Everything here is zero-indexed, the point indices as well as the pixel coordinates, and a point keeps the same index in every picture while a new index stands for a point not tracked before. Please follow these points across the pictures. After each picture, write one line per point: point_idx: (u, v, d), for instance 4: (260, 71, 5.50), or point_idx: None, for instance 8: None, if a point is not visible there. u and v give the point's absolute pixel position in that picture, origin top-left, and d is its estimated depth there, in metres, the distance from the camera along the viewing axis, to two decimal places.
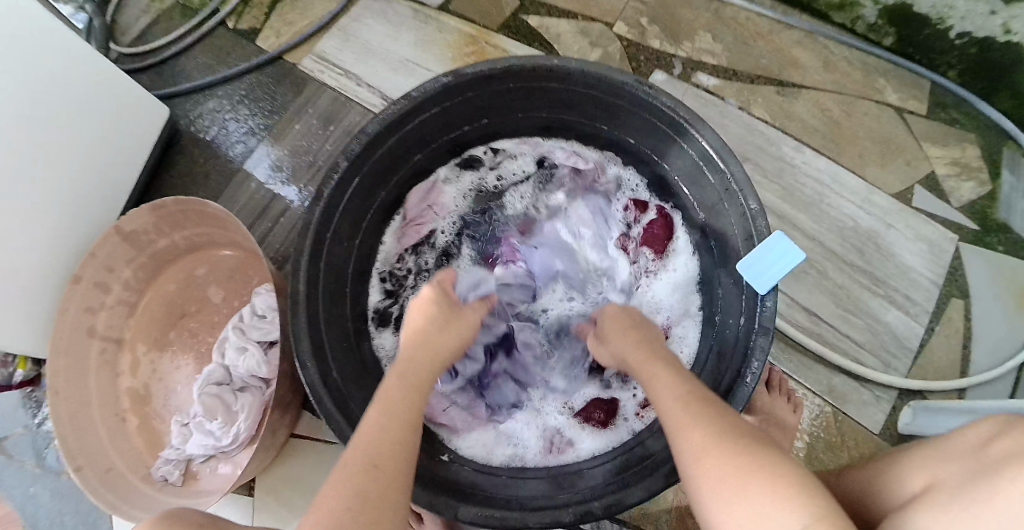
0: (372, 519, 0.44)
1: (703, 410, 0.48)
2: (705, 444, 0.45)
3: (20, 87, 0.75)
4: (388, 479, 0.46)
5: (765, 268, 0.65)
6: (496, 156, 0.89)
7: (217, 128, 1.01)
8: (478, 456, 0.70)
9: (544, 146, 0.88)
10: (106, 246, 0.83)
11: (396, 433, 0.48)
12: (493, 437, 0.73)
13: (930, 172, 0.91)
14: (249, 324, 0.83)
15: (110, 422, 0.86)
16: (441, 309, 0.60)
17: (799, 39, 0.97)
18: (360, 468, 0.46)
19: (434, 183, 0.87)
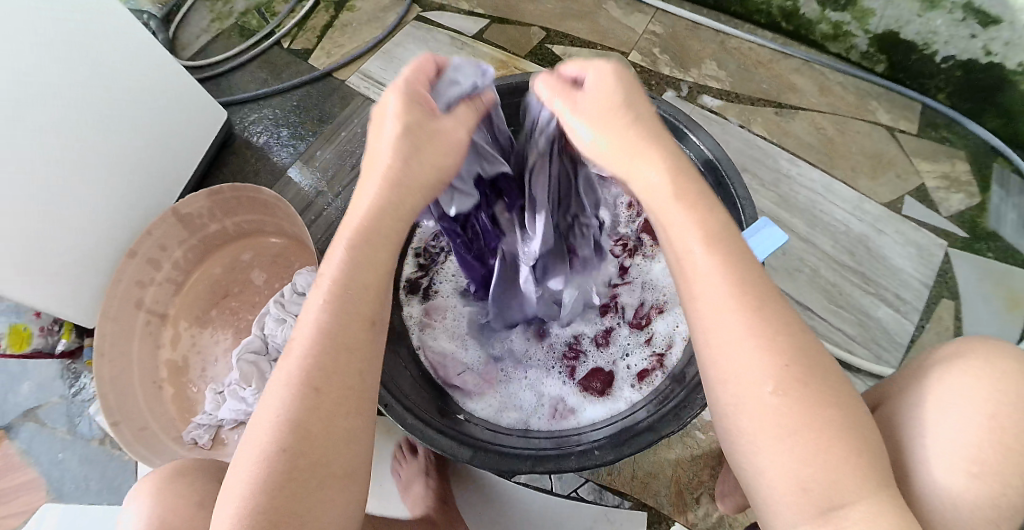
0: (316, 458, 0.43)
1: (785, 343, 0.40)
2: (785, 396, 0.39)
3: (113, 83, 0.86)
4: (333, 413, 0.43)
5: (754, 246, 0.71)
6: None
7: (269, 133, 1.13)
8: (486, 415, 0.76)
9: None
10: (162, 226, 0.93)
11: (348, 359, 0.44)
12: (501, 401, 0.78)
13: (920, 185, 0.98)
14: (289, 299, 0.92)
15: (147, 388, 0.93)
16: (413, 126, 0.47)
17: (798, 66, 1.08)
18: (304, 401, 0.43)
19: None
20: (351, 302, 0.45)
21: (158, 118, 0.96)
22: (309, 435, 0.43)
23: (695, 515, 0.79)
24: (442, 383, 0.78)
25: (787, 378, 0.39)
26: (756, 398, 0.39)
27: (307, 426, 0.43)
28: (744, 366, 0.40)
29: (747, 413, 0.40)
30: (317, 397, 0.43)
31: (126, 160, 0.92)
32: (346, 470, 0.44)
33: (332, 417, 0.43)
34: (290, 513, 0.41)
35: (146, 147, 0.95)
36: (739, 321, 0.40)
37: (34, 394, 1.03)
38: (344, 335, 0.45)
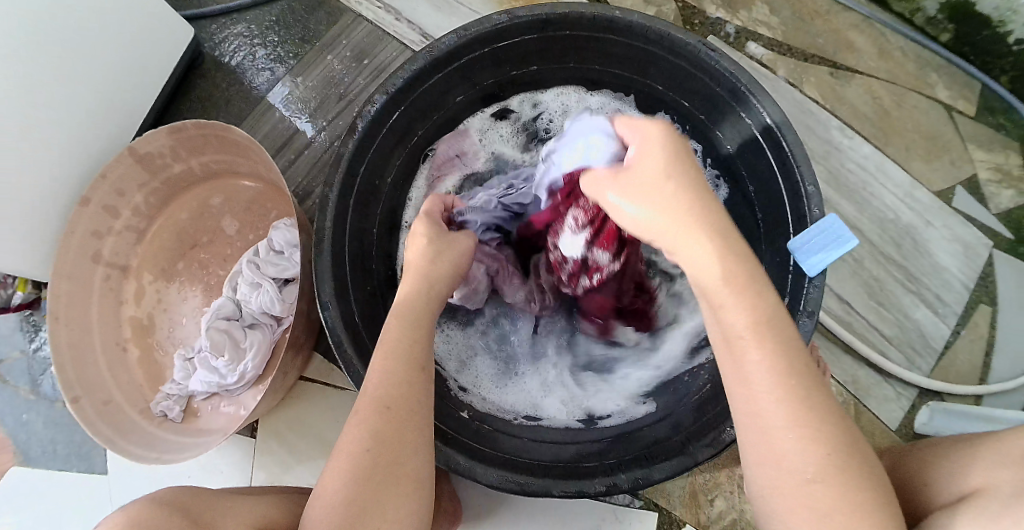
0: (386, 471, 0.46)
1: (802, 389, 0.40)
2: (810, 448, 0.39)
3: None
4: (400, 417, 0.47)
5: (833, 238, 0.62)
6: (533, 108, 0.83)
7: (244, 53, 0.97)
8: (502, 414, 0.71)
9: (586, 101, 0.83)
10: (119, 168, 0.82)
11: (400, 373, 0.48)
12: (520, 406, 0.72)
13: (973, 174, 0.89)
14: (265, 259, 0.79)
15: (110, 351, 0.86)
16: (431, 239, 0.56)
17: (856, 22, 0.93)
18: (372, 409, 0.47)
19: (462, 132, 0.82)
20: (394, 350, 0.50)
21: (95, 41, 0.81)
22: (375, 451, 0.46)
23: (708, 518, 0.76)
24: (451, 389, 0.71)
25: (798, 394, 0.40)
26: (771, 430, 0.40)
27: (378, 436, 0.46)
28: (764, 398, 0.40)
29: (759, 438, 0.41)
30: (378, 422, 0.47)
31: (59, 94, 0.79)
32: (417, 474, 0.47)
33: (398, 435, 0.47)
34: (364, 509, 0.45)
35: (87, 76, 0.82)
36: (756, 358, 0.41)
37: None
38: (394, 374, 0.48)
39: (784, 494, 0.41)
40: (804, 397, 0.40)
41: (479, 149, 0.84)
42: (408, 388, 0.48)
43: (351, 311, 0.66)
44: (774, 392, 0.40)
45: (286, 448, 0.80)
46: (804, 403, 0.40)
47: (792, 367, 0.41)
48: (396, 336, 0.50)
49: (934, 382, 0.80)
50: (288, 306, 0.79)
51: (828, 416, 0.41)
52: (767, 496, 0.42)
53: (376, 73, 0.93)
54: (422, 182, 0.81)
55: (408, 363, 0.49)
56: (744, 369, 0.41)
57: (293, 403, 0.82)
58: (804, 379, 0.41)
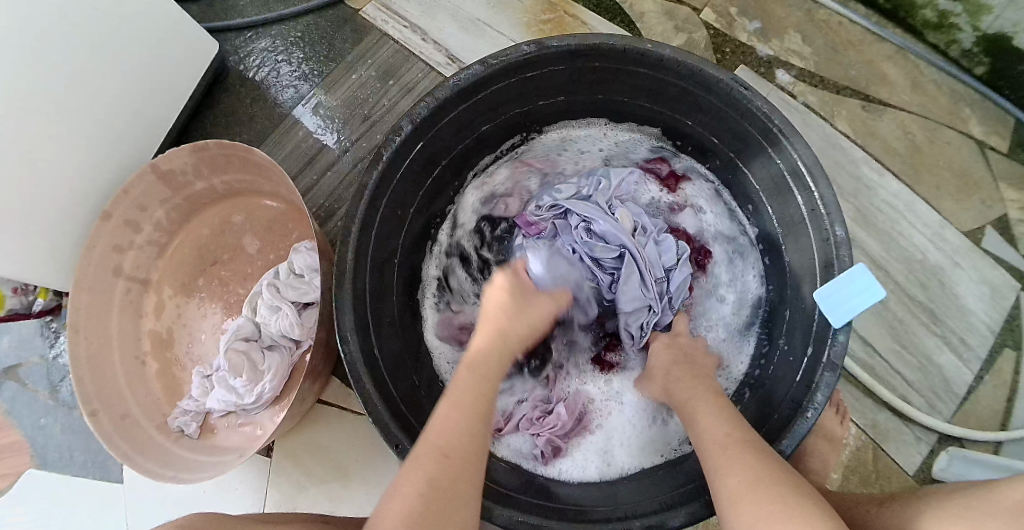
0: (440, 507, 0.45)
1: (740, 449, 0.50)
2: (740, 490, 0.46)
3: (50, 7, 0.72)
4: (456, 472, 0.47)
5: (859, 280, 0.60)
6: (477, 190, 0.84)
7: (269, 69, 0.96)
8: (594, 475, 0.70)
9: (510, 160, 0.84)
10: (141, 184, 0.82)
11: (465, 424, 0.49)
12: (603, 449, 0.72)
13: (1004, 215, 0.87)
14: (285, 282, 0.79)
15: (129, 365, 0.87)
16: (514, 296, 0.60)
17: (891, 53, 0.91)
18: (430, 457, 0.47)
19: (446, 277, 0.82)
20: (470, 395, 0.51)
21: (121, 57, 0.81)
22: (434, 494, 0.45)
23: None
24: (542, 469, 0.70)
25: (740, 435, 0.52)
26: (722, 454, 0.50)
27: (435, 484, 0.46)
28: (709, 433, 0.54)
29: (723, 462, 0.49)
30: (442, 473, 0.46)
31: (82, 110, 0.79)
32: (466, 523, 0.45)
33: (456, 481, 0.46)
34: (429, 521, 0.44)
35: (112, 90, 0.82)
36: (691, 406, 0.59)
37: (14, 351, 0.99)
38: (470, 424, 0.50)
39: (750, 503, 0.45)
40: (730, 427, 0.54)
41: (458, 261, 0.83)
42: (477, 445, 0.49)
43: (369, 344, 0.65)
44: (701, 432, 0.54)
45: (303, 470, 0.81)
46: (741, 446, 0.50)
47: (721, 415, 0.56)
48: (462, 385, 0.52)
49: (955, 428, 0.79)
50: (308, 330, 0.79)
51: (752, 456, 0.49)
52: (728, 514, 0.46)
53: (401, 93, 0.92)
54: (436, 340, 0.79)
55: (473, 418, 0.50)
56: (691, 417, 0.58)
57: (309, 425, 0.82)
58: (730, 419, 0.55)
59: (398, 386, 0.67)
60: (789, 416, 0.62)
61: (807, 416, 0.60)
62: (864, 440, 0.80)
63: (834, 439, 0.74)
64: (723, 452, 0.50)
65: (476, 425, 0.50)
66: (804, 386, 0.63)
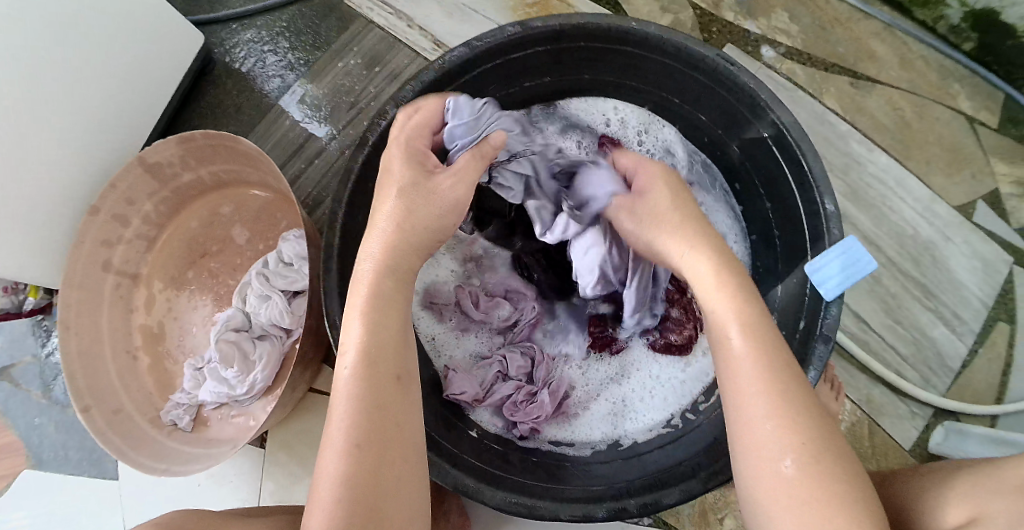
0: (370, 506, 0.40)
1: (794, 398, 0.41)
2: (791, 455, 0.39)
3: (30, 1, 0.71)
4: (391, 455, 0.42)
5: (829, 273, 0.61)
6: None
7: (255, 59, 0.96)
8: (599, 443, 0.70)
9: None
10: (127, 177, 0.82)
11: (381, 397, 0.44)
12: (611, 414, 0.72)
13: (995, 189, 0.86)
14: (274, 271, 0.78)
15: (121, 359, 0.86)
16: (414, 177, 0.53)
17: (878, 30, 0.91)
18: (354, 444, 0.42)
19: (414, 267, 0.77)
20: (377, 363, 0.45)
21: (105, 50, 0.81)
22: (357, 487, 0.40)
23: None
24: (551, 449, 0.70)
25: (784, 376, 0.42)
26: (768, 398, 0.41)
27: (354, 477, 0.41)
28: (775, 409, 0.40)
29: (770, 408, 0.40)
30: (360, 466, 0.41)
31: (67, 104, 0.79)
32: (403, 516, 0.41)
33: (382, 463, 0.42)
34: (367, 508, 0.40)
35: (98, 84, 0.82)
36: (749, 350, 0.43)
37: (6, 351, 0.98)
38: (370, 394, 0.43)
39: (798, 476, 0.38)
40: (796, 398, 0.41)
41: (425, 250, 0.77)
42: (397, 416, 0.44)
43: None
44: (771, 397, 0.41)
45: (296, 460, 0.80)
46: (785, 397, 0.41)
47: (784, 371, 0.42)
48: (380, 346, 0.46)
49: (950, 402, 0.79)
50: (298, 319, 0.78)
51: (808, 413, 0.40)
52: (763, 475, 0.40)
53: (387, 79, 0.91)
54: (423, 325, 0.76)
55: (383, 384, 0.44)
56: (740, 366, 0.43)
57: (301, 415, 0.81)
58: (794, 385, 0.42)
59: None
60: None
61: None
62: (859, 415, 0.80)
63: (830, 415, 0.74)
64: (784, 414, 0.40)
65: (383, 390, 0.44)
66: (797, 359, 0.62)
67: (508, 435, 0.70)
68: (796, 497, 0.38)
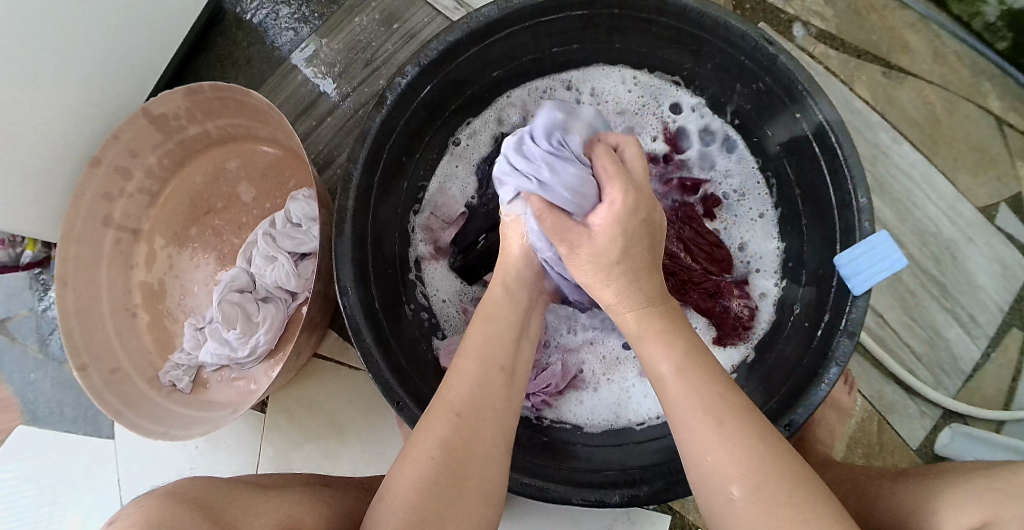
0: (459, 466, 0.46)
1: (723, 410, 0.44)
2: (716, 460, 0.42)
3: None
4: (482, 428, 0.48)
5: (868, 261, 0.59)
6: (468, 135, 0.77)
7: (267, 10, 0.91)
8: (613, 422, 0.69)
9: (491, 111, 0.77)
10: (132, 128, 0.78)
11: (492, 383, 0.50)
12: (632, 397, 0.70)
13: (1019, 193, 0.85)
14: (281, 231, 0.75)
15: (119, 316, 0.84)
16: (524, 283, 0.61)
17: (913, 21, 0.88)
18: (446, 415, 0.47)
19: (437, 195, 0.77)
20: (486, 354, 0.51)
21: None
22: (448, 447, 0.46)
23: None
24: (567, 427, 0.69)
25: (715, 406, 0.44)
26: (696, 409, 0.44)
27: (447, 445, 0.46)
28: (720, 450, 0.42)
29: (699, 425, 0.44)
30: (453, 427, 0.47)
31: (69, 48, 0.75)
32: (483, 487, 0.46)
33: (473, 443, 0.47)
34: (453, 466, 0.45)
35: (104, 30, 0.78)
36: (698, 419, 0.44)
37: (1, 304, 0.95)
38: (479, 384, 0.49)
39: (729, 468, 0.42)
40: (759, 441, 0.42)
41: (456, 196, 0.77)
42: (491, 422, 0.48)
43: (371, 295, 0.63)
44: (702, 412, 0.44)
45: (297, 426, 0.79)
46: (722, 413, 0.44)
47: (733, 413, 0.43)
48: (488, 330, 0.53)
49: (959, 405, 0.78)
50: (304, 282, 0.76)
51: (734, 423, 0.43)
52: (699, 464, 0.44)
53: (406, 38, 0.88)
54: (426, 256, 0.76)
55: (493, 373, 0.50)
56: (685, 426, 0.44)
57: (305, 380, 0.80)
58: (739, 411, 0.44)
59: (398, 339, 0.65)
60: (803, 383, 0.61)
61: (820, 386, 0.58)
62: (869, 411, 0.80)
63: (842, 409, 0.73)
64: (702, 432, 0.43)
65: (493, 376, 0.50)
66: (820, 350, 0.61)
67: (524, 413, 0.69)
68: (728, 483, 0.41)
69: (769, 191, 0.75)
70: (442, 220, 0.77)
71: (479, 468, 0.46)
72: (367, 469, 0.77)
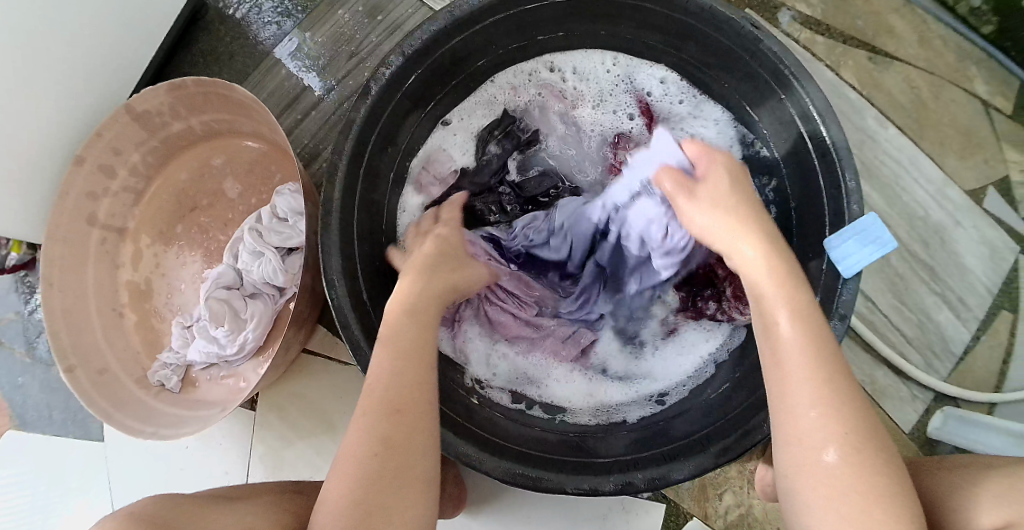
0: (398, 462, 0.46)
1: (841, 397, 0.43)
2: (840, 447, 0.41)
3: None
4: (411, 422, 0.47)
5: (846, 253, 0.59)
6: (466, 108, 0.76)
7: (249, 4, 0.91)
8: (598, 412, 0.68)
9: (488, 90, 0.77)
10: (115, 126, 0.77)
11: (411, 376, 0.49)
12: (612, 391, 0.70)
13: (1006, 176, 0.85)
14: (268, 227, 0.75)
15: (106, 316, 0.83)
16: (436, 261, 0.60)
17: (899, 5, 0.88)
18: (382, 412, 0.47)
19: (434, 151, 0.76)
20: (405, 350, 0.50)
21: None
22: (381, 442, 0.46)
23: (715, 512, 0.75)
24: (555, 416, 0.68)
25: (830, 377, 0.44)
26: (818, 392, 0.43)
27: (388, 439, 0.46)
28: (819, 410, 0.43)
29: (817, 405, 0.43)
30: (383, 422, 0.47)
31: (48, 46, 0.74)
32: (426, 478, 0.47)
33: (410, 434, 0.47)
34: (393, 469, 0.45)
35: (86, 27, 0.77)
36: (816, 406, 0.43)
37: None
38: (406, 374, 0.49)
39: (845, 460, 0.41)
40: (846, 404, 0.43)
41: (455, 158, 0.77)
42: (423, 413, 0.48)
43: (359, 290, 0.62)
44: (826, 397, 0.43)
45: (288, 423, 0.78)
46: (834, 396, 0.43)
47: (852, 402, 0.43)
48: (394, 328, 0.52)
49: (952, 387, 0.79)
50: (291, 277, 0.75)
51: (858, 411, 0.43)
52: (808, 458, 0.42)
53: (389, 29, 0.87)
54: (412, 207, 0.75)
55: (410, 358, 0.50)
56: (806, 411, 0.43)
57: (294, 376, 0.79)
58: (854, 405, 0.43)
59: None
60: None
61: None
62: None
63: None
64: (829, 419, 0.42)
65: (411, 366, 0.49)
66: None
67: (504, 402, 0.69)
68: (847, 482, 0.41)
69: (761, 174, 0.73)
70: (435, 177, 0.76)
71: (420, 461, 0.47)
72: None
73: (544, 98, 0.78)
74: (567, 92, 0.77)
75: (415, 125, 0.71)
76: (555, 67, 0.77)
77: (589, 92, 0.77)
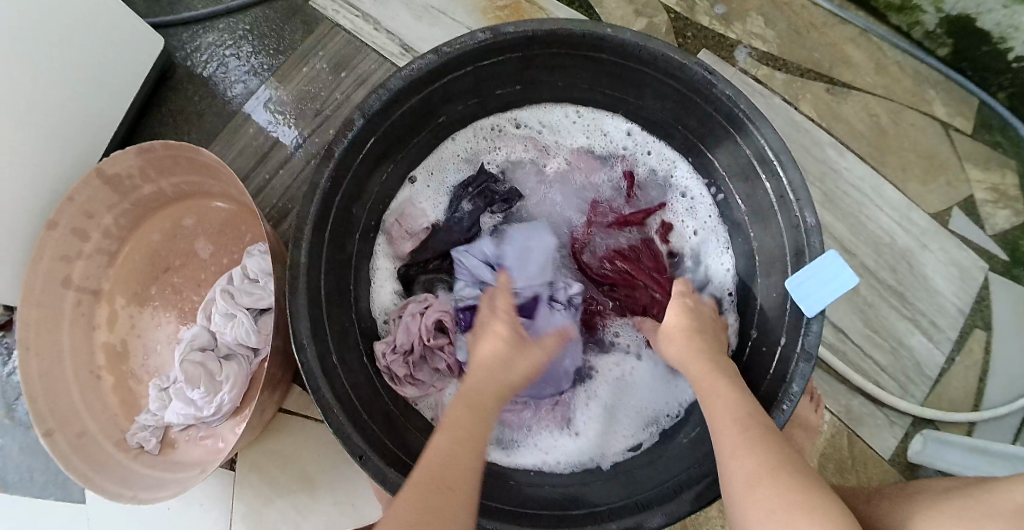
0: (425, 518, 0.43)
1: (761, 436, 0.47)
2: (756, 473, 0.44)
3: None
4: (452, 488, 0.45)
5: (811, 289, 0.59)
6: (438, 162, 0.79)
7: (216, 64, 0.92)
8: (571, 458, 0.69)
9: (457, 146, 0.79)
10: (86, 190, 0.78)
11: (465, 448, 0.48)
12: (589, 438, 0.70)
13: (970, 195, 0.87)
14: (239, 287, 0.75)
15: (83, 381, 0.82)
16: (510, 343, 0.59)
17: (853, 36, 0.90)
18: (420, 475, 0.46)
19: (407, 205, 0.78)
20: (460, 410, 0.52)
21: (61, 58, 0.77)
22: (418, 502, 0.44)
23: None
24: (529, 467, 0.69)
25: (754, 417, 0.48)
26: (738, 432, 0.47)
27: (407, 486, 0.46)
28: (739, 447, 0.46)
29: (739, 440, 0.47)
30: (426, 484, 0.45)
31: (17, 116, 0.74)
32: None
33: (444, 494, 0.45)
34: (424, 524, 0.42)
35: (54, 94, 0.78)
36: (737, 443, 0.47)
37: None
38: (456, 442, 0.48)
39: (768, 488, 0.43)
40: (762, 442, 0.46)
41: (429, 212, 0.79)
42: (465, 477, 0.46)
43: (328, 352, 0.62)
44: (739, 439, 0.47)
45: (267, 483, 0.78)
46: (754, 439, 0.47)
47: (768, 444, 0.46)
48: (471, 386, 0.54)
49: (928, 411, 0.79)
50: (265, 337, 0.75)
51: (774, 447, 0.46)
52: (739, 503, 0.44)
53: (355, 84, 0.88)
54: (384, 257, 0.77)
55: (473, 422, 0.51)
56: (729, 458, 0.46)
57: (271, 436, 0.79)
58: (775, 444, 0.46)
59: (357, 391, 0.64)
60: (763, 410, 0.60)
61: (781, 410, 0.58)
62: (837, 425, 0.80)
63: (809, 427, 0.73)
64: (744, 451, 0.46)
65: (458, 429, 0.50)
66: (778, 375, 0.61)
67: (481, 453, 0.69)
68: (767, 504, 0.42)
69: (716, 217, 0.76)
70: (408, 230, 0.77)
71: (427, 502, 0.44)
72: (340, 522, 0.76)
73: (514, 151, 0.80)
74: (538, 145, 0.80)
75: (380, 184, 0.71)
76: (520, 122, 0.79)
77: (554, 145, 0.80)
